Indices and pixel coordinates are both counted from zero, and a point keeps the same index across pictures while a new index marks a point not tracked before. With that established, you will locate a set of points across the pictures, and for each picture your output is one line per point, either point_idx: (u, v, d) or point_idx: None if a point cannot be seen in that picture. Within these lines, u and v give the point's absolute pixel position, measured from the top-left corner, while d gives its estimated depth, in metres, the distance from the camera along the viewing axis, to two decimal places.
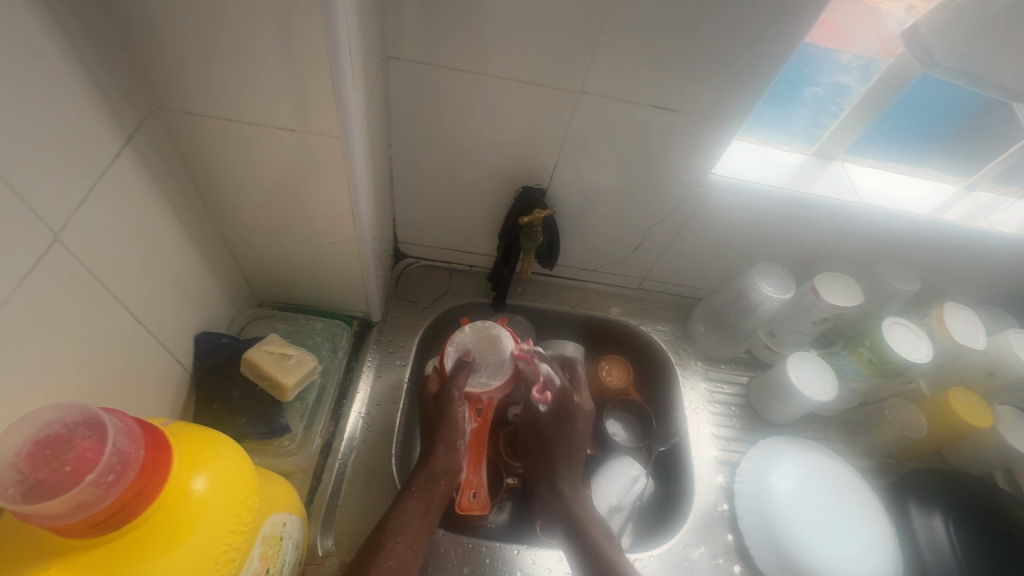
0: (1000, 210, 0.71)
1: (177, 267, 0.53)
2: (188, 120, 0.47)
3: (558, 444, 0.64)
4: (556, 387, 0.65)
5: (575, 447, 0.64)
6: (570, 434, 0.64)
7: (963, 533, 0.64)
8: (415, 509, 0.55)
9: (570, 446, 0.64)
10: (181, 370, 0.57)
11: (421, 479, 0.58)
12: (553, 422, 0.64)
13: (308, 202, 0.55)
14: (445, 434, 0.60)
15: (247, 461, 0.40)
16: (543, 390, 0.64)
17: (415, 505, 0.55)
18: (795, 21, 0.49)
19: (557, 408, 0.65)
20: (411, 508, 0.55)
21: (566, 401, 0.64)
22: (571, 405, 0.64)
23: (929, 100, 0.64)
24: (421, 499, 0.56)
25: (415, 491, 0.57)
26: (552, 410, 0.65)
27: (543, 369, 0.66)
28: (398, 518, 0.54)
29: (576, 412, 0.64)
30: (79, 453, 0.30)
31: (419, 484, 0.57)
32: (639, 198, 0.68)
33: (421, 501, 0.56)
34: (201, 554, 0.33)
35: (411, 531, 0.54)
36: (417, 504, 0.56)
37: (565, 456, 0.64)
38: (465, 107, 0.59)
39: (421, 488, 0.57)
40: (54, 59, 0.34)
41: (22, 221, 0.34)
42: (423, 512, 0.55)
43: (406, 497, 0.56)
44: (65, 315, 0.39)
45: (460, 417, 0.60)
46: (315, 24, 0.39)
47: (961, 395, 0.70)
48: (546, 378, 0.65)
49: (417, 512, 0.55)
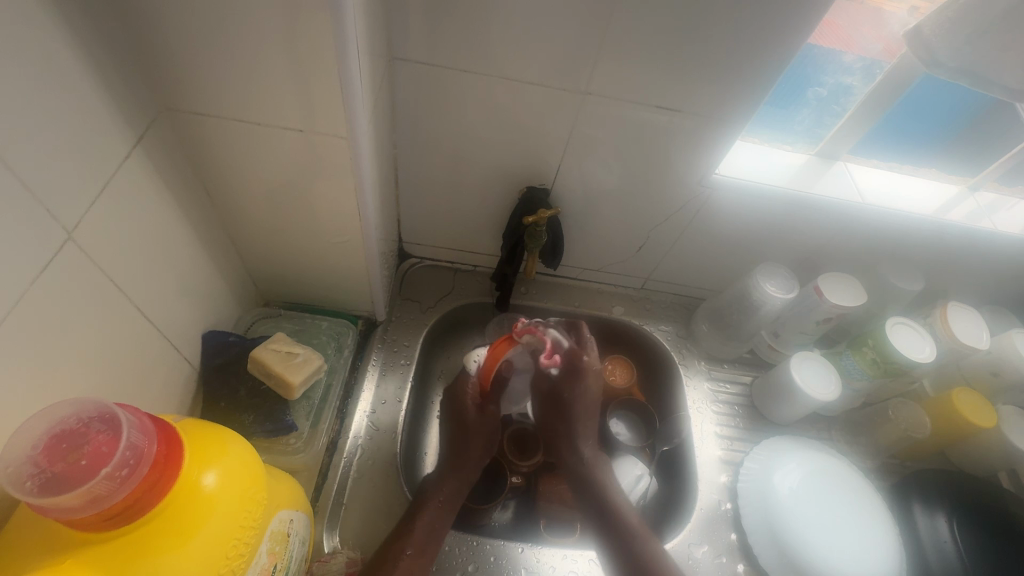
0: (1003, 210, 0.71)
1: (185, 266, 0.53)
2: (197, 121, 0.47)
3: (574, 404, 0.66)
4: (565, 349, 0.67)
5: (589, 406, 0.66)
6: (583, 392, 0.66)
7: (967, 532, 0.65)
8: (431, 517, 0.56)
9: (585, 405, 0.66)
10: (189, 368, 0.57)
11: (452, 489, 0.59)
12: (565, 382, 0.66)
13: (315, 202, 0.55)
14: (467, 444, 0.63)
15: (255, 458, 0.40)
16: (553, 354, 0.63)
17: (437, 513, 0.57)
18: (798, 23, 0.50)
19: (568, 368, 0.66)
20: (431, 516, 0.56)
21: (576, 362, 0.66)
22: (582, 365, 0.66)
23: (933, 101, 0.64)
24: (448, 505, 0.58)
25: (437, 500, 0.58)
26: (563, 371, 0.67)
27: (552, 333, 0.66)
28: (415, 527, 0.55)
29: (587, 371, 0.66)
30: (94, 447, 0.31)
31: (445, 495, 0.59)
32: (642, 198, 0.69)
33: (446, 509, 0.58)
34: (211, 549, 0.34)
35: (433, 539, 0.55)
36: (436, 513, 0.57)
37: (583, 415, 0.66)
38: (470, 108, 0.60)
39: (443, 495, 0.59)
40: (66, 61, 0.35)
41: (35, 220, 0.35)
42: (446, 518, 0.57)
43: (427, 506, 0.57)
44: (76, 313, 0.39)
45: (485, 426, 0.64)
46: (322, 25, 0.39)
47: (964, 394, 0.71)
48: (557, 342, 0.67)
49: (437, 520, 0.57)
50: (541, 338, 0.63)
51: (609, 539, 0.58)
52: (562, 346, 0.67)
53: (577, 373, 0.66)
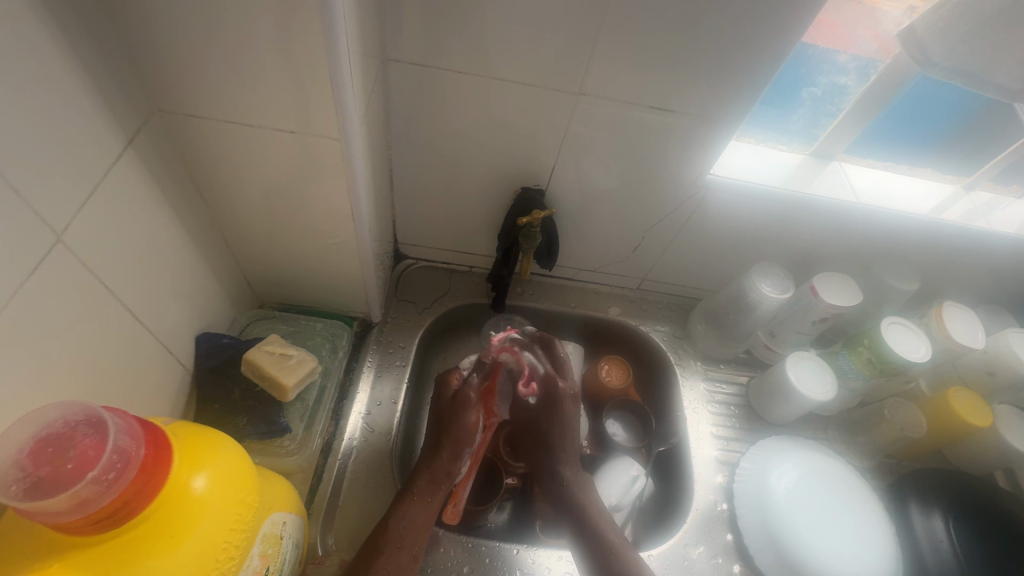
0: (999, 210, 0.71)
1: (177, 268, 0.53)
2: (189, 123, 0.47)
3: (553, 434, 0.64)
4: (541, 375, 0.65)
5: (569, 433, 0.65)
6: (562, 420, 0.65)
7: (964, 531, 0.65)
8: (414, 510, 0.56)
9: (566, 432, 0.64)
10: (182, 370, 0.57)
11: (427, 481, 0.58)
12: (543, 412, 0.65)
13: (308, 202, 0.55)
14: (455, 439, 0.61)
15: (246, 461, 0.40)
16: (529, 383, 0.65)
17: (420, 505, 0.57)
18: (792, 22, 0.50)
19: (545, 397, 0.65)
20: (414, 510, 0.56)
21: (550, 389, 0.64)
22: (558, 393, 0.64)
23: (927, 101, 0.64)
24: (431, 502, 0.58)
25: (415, 494, 0.57)
26: (541, 401, 0.65)
27: (527, 359, 0.65)
28: (398, 522, 0.55)
29: (564, 399, 0.64)
30: (80, 451, 0.31)
31: (423, 488, 0.58)
32: (638, 197, 0.68)
33: (428, 502, 0.57)
34: (201, 552, 0.33)
35: (412, 533, 0.55)
36: (416, 508, 0.56)
37: (564, 444, 0.64)
38: (464, 108, 0.60)
39: (422, 490, 0.58)
40: (57, 65, 0.35)
41: (25, 222, 0.35)
42: (428, 513, 0.57)
43: (407, 499, 0.57)
44: (67, 315, 0.39)
45: (472, 423, 0.61)
46: (313, 26, 0.39)
47: (960, 394, 0.70)
48: (531, 367, 0.65)
49: (418, 516, 0.56)
50: (518, 359, 0.65)
51: (588, 547, 0.57)
52: (538, 372, 0.65)
53: (556, 401, 0.64)
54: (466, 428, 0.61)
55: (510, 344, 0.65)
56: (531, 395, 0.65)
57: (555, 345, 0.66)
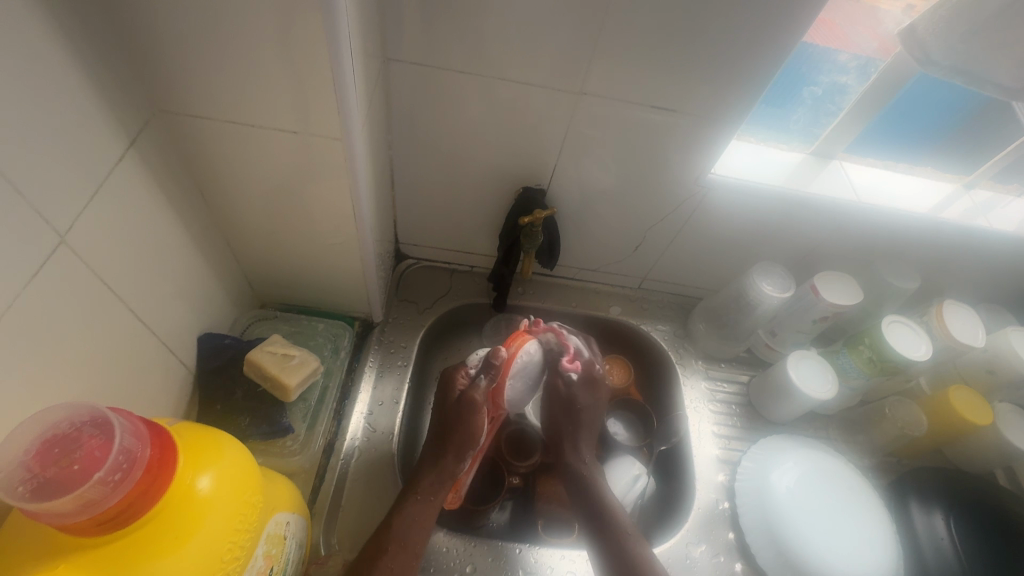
0: (998, 208, 0.72)
1: (179, 268, 0.53)
2: (190, 123, 0.47)
3: (584, 415, 0.65)
4: (584, 357, 0.66)
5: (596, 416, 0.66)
6: (595, 403, 0.66)
7: (964, 529, 0.65)
8: (417, 510, 0.56)
9: (594, 414, 0.66)
10: (184, 371, 0.57)
11: (432, 482, 0.58)
12: (582, 392, 0.65)
13: (310, 202, 0.55)
14: (457, 438, 0.58)
15: (250, 461, 0.40)
16: (576, 360, 0.64)
17: (424, 505, 0.56)
18: (793, 22, 0.50)
19: (586, 377, 0.65)
20: (415, 511, 0.56)
21: (593, 373, 0.66)
22: (598, 377, 0.66)
23: (927, 100, 0.64)
24: (433, 503, 0.57)
25: (419, 494, 0.57)
26: (582, 380, 0.65)
27: (572, 341, 0.65)
28: (401, 522, 0.55)
29: (602, 382, 0.66)
30: (87, 452, 0.31)
31: (426, 488, 0.57)
32: (639, 196, 0.69)
33: (431, 503, 0.57)
34: (206, 552, 0.33)
35: (415, 533, 0.54)
36: (418, 508, 0.56)
37: (589, 427, 0.65)
38: (465, 108, 0.60)
39: (429, 488, 0.58)
40: (59, 65, 0.35)
41: (28, 223, 0.35)
42: (432, 513, 0.57)
43: (409, 500, 0.56)
44: (70, 316, 0.39)
45: (479, 425, 0.58)
46: (315, 25, 0.39)
47: (960, 392, 0.71)
48: (576, 349, 0.65)
49: (421, 514, 0.56)
50: (565, 341, 0.64)
51: (601, 543, 0.57)
52: (582, 354, 0.66)
53: (594, 382, 0.66)
54: (474, 429, 0.58)
55: (548, 329, 0.64)
56: (574, 373, 0.64)
57: (591, 340, 0.70)
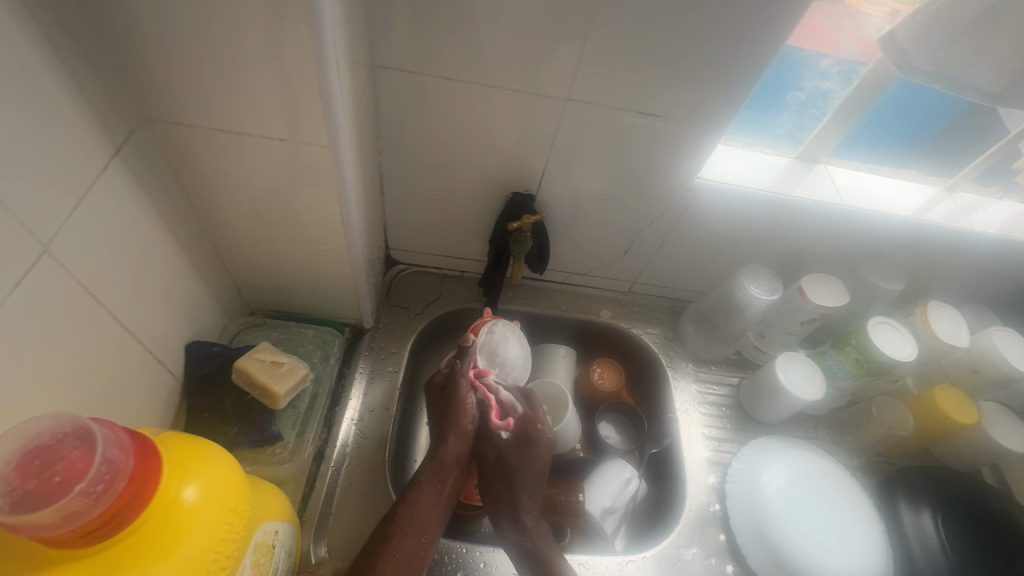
0: (980, 210, 0.73)
1: (167, 276, 0.53)
2: (176, 131, 0.47)
3: (519, 476, 0.58)
4: (519, 414, 0.60)
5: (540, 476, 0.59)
6: (534, 462, 0.59)
7: (952, 528, 0.65)
8: (424, 498, 0.54)
9: (533, 477, 0.59)
10: (172, 379, 0.56)
11: (434, 471, 0.56)
12: (514, 452, 0.58)
13: (297, 209, 0.55)
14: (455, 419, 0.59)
15: (238, 469, 0.40)
16: (505, 416, 0.59)
17: (430, 493, 0.54)
18: (775, 28, 0.50)
19: (518, 437, 0.59)
20: (422, 499, 0.54)
21: (528, 429, 0.59)
22: (536, 434, 0.59)
23: (909, 104, 0.65)
24: (439, 490, 0.55)
25: (424, 481, 0.55)
26: (514, 440, 0.59)
27: (506, 395, 0.61)
28: (407, 510, 0.52)
29: (541, 440, 0.59)
30: (68, 463, 0.30)
31: (430, 476, 0.56)
32: (627, 201, 0.69)
33: (436, 493, 0.55)
34: (192, 563, 0.33)
35: (420, 523, 0.52)
36: (427, 497, 0.54)
37: (528, 490, 0.58)
38: (453, 114, 0.60)
39: (431, 478, 0.56)
40: (44, 75, 0.35)
41: (13, 233, 0.34)
42: (437, 504, 0.54)
43: (415, 492, 0.54)
44: (56, 325, 0.39)
45: (470, 404, 0.60)
46: (301, 34, 0.39)
47: (947, 392, 0.72)
48: (511, 405, 0.61)
49: (429, 505, 0.54)
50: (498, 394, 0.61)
51: None
52: (517, 409, 0.61)
53: (530, 442, 0.59)
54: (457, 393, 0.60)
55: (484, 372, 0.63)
56: (504, 431, 0.59)
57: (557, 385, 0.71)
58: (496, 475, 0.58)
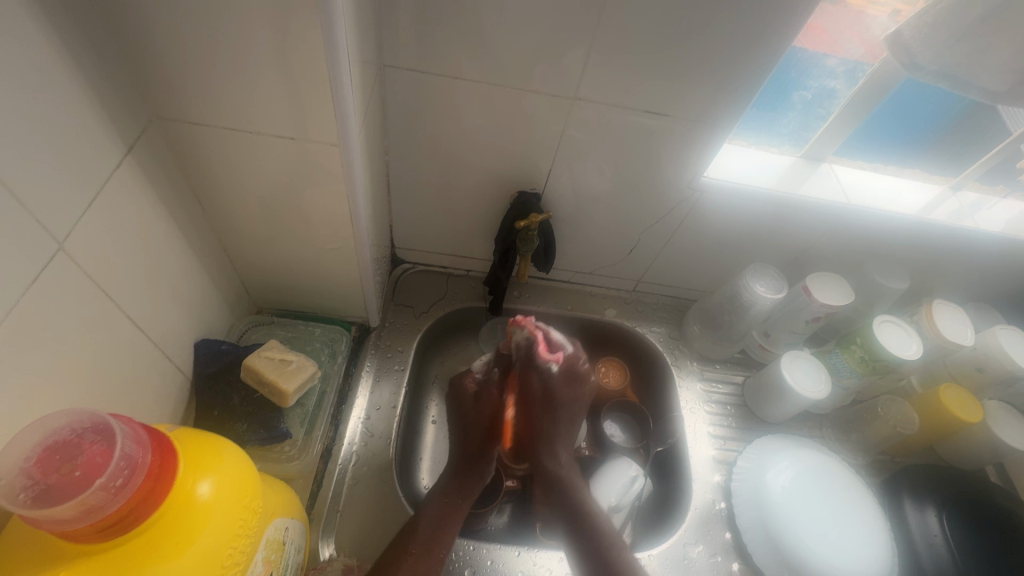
0: (984, 209, 0.73)
1: (177, 274, 0.53)
2: (187, 129, 0.47)
3: (565, 406, 0.63)
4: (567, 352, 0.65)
5: (575, 419, 0.64)
6: (577, 397, 0.64)
7: (957, 526, 0.66)
8: (441, 507, 0.56)
9: (574, 411, 0.64)
10: (181, 376, 0.57)
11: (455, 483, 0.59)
12: (564, 383, 0.63)
13: (306, 208, 0.55)
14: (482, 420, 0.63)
15: (250, 466, 0.40)
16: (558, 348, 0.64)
17: (449, 505, 0.57)
18: (782, 27, 0.51)
19: (568, 372, 0.64)
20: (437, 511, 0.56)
21: (576, 367, 0.64)
22: (582, 371, 0.64)
23: (914, 103, 0.65)
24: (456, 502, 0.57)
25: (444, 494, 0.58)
26: (563, 373, 0.63)
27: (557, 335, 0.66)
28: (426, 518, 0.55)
29: (587, 377, 0.65)
30: (88, 458, 0.31)
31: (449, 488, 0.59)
32: (633, 200, 0.69)
33: (453, 504, 0.57)
34: (206, 558, 0.34)
35: (440, 530, 0.54)
36: (440, 508, 0.56)
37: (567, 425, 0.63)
38: (460, 113, 0.60)
39: (451, 491, 0.59)
40: (58, 74, 0.35)
41: (27, 230, 0.35)
42: (455, 514, 0.57)
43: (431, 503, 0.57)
44: (68, 323, 0.39)
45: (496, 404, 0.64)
46: (313, 33, 0.40)
47: (951, 390, 0.72)
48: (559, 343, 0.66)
49: (445, 516, 0.56)
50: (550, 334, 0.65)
51: (579, 544, 0.55)
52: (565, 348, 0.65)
53: (576, 378, 0.64)
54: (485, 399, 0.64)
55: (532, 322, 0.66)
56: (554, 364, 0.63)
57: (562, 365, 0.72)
58: (543, 402, 0.63)
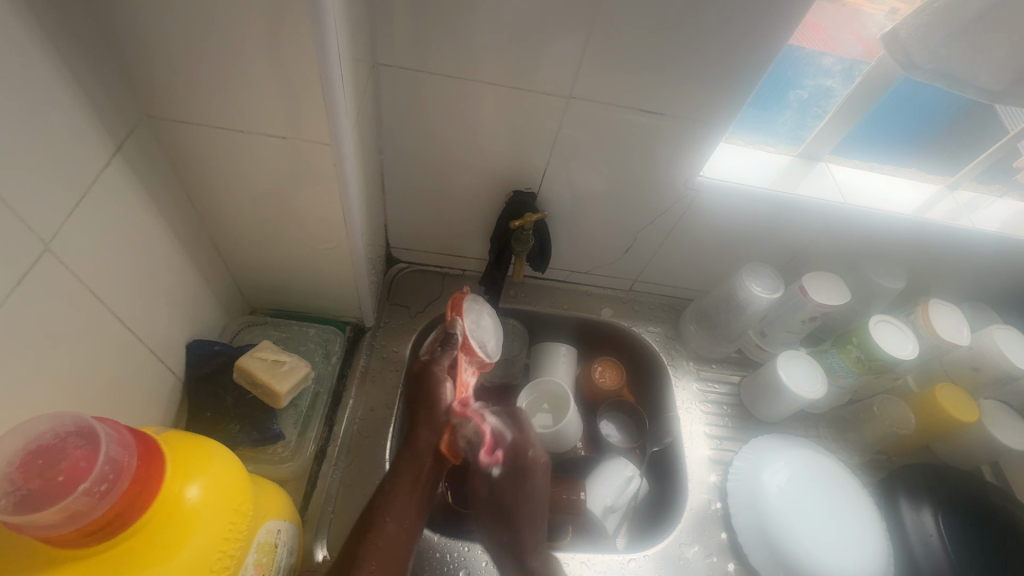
0: (981, 208, 0.73)
1: (168, 274, 0.53)
2: (177, 128, 0.47)
3: (518, 506, 0.54)
4: (508, 442, 0.55)
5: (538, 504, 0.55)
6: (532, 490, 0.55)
7: (953, 526, 0.66)
8: (402, 488, 0.53)
9: (534, 504, 0.54)
10: (173, 378, 0.56)
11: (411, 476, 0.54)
12: (508, 482, 0.54)
13: (299, 208, 0.55)
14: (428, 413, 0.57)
15: (240, 468, 0.40)
16: (494, 451, 0.55)
17: (408, 479, 0.53)
18: (778, 26, 0.50)
19: (511, 468, 0.54)
20: (398, 503, 0.52)
21: (520, 457, 0.55)
22: (527, 464, 0.54)
23: (910, 102, 0.65)
24: (415, 485, 0.53)
25: (401, 470, 0.54)
26: (506, 471, 0.54)
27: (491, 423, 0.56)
28: (385, 500, 0.51)
29: (534, 468, 0.55)
30: (72, 463, 0.30)
31: (407, 465, 0.54)
32: (629, 200, 0.69)
33: (411, 487, 0.53)
34: (194, 562, 0.33)
35: (399, 510, 0.51)
36: (405, 492, 0.52)
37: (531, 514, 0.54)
38: (455, 112, 0.60)
39: (408, 465, 0.55)
40: (45, 72, 0.35)
41: (14, 231, 0.34)
42: (416, 495, 0.53)
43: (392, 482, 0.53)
44: (56, 324, 0.39)
45: (445, 395, 0.57)
46: (303, 31, 0.39)
47: (947, 390, 0.72)
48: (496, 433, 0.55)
49: (406, 498, 0.52)
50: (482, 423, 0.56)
51: None
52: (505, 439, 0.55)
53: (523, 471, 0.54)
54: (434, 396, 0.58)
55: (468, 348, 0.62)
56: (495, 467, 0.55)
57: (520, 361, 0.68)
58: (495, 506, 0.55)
